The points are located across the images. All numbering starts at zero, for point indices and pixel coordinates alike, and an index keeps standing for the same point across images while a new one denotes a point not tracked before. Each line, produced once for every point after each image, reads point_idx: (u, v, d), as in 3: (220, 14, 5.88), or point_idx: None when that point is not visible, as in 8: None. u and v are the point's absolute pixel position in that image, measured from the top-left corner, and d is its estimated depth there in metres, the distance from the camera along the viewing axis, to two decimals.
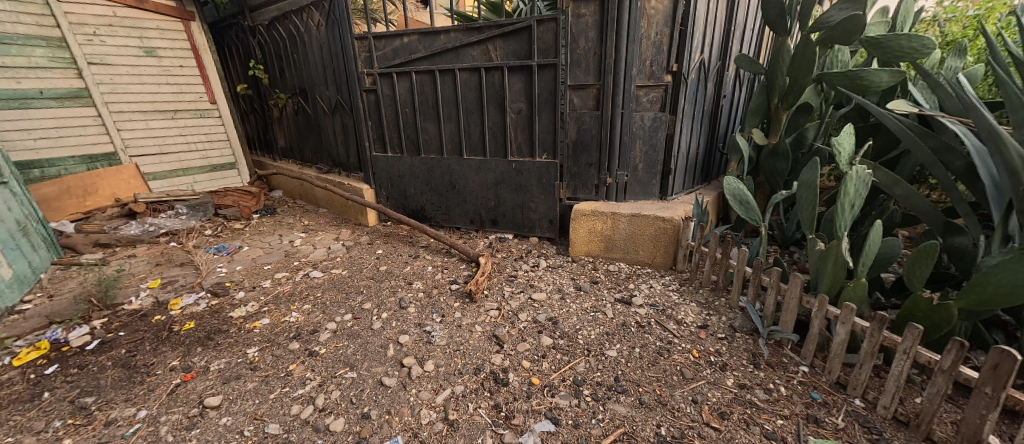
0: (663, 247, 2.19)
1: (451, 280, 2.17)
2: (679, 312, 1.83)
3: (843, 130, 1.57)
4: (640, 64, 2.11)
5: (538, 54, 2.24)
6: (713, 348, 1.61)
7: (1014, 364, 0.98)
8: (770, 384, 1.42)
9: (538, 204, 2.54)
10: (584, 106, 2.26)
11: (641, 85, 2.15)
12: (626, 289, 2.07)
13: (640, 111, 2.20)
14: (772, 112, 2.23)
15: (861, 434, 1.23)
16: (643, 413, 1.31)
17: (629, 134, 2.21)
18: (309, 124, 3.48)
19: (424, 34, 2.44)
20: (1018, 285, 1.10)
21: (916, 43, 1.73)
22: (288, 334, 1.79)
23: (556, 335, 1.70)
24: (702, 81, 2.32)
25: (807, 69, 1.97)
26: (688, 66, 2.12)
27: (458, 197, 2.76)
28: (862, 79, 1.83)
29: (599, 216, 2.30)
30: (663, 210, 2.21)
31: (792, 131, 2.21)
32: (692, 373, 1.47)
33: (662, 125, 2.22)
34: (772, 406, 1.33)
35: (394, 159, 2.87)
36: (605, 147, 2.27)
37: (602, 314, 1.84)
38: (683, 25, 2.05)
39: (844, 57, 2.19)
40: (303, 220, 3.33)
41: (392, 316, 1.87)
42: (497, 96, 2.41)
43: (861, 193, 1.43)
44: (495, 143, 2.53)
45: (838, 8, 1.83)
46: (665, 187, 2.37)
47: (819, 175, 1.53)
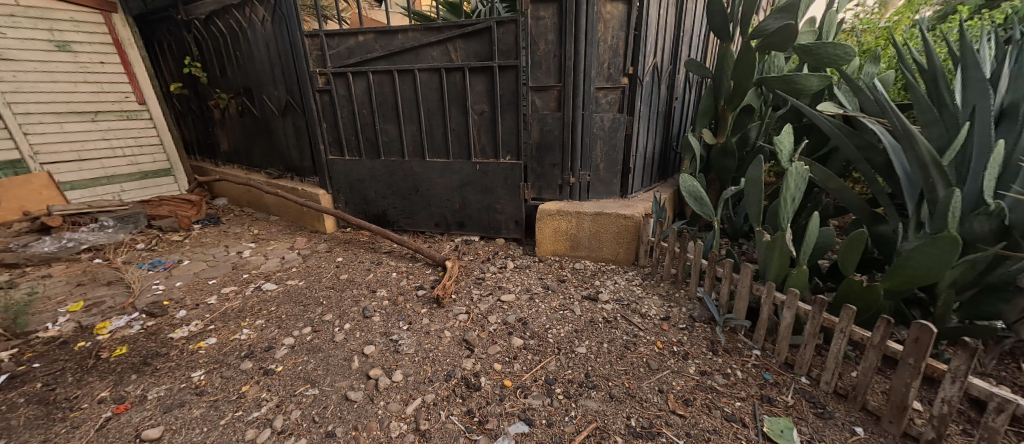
0: (625, 243, 2.26)
1: (417, 286, 2.11)
2: (643, 306, 1.90)
3: (782, 130, 1.70)
4: (598, 67, 2.18)
5: (499, 56, 2.23)
6: (675, 338, 1.68)
7: (930, 336, 1.10)
8: (728, 369, 1.51)
9: (504, 205, 2.54)
10: (546, 107, 2.29)
11: (600, 88, 2.22)
12: (592, 286, 2.11)
13: (600, 113, 2.27)
14: (719, 114, 2.37)
15: (808, 409, 1.34)
16: (613, 406, 1.34)
17: (589, 135, 2.28)
18: (256, 127, 3.26)
19: (380, 33, 2.36)
20: (930, 267, 1.24)
21: (840, 51, 1.91)
22: (239, 353, 1.66)
23: (526, 335, 1.70)
24: (656, 84, 2.42)
25: (749, 74, 2.11)
26: (643, 69, 2.20)
27: (422, 200, 2.69)
28: (797, 84, 1.99)
29: (564, 215, 2.34)
30: (625, 207, 2.28)
31: (737, 131, 2.36)
32: (658, 364, 1.53)
33: (621, 126, 2.29)
34: (730, 389, 1.41)
35: (351, 163, 2.75)
36: (568, 147, 2.31)
37: (571, 311, 1.87)
38: (637, 30, 2.13)
39: (779, 63, 2.38)
40: (251, 230, 3.11)
41: (356, 326, 1.79)
42: (458, 97, 2.38)
43: (801, 188, 1.55)
44: (458, 144, 2.50)
45: (774, 17, 1.99)
46: (626, 185, 2.45)
47: (763, 171, 1.64)
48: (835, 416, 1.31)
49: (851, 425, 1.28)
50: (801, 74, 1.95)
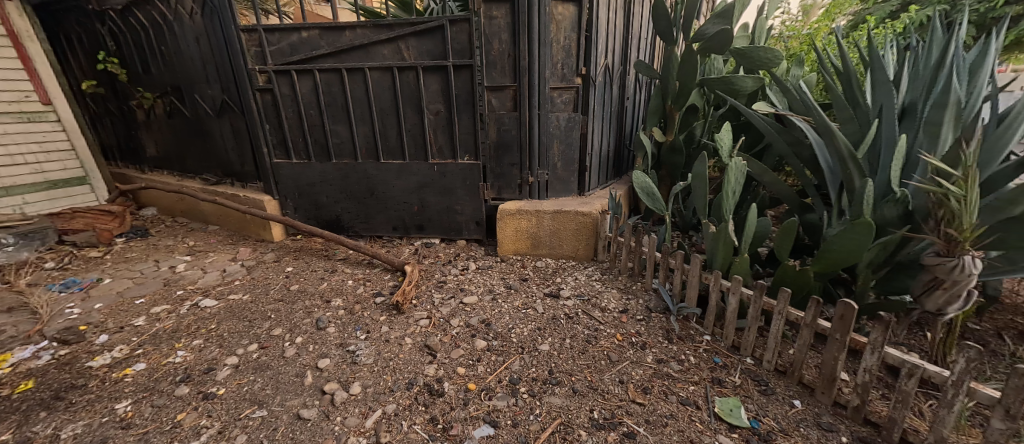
0: (584, 240, 2.32)
1: (375, 293, 2.04)
2: (602, 300, 1.97)
3: (722, 128, 1.81)
4: (552, 67, 2.21)
5: (453, 55, 2.20)
6: (634, 329, 1.75)
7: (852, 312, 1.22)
8: (682, 355, 1.60)
9: (464, 206, 2.52)
10: (502, 107, 2.29)
11: (554, 87, 2.26)
12: (554, 283, 2.15)
13: (556, 112, 2.30)
14: (667, 113, 2.49)
15: (754, 387, 1.45)
16: (576, 401, 1.37)
17: (546, 135, 2.31)
18: (188, 129, 3.00)
19: (325, 29, 2.25)
20: (850, 250, 1.38)
21: (769, 55, 2.07)
22: (174, 378, 1.52)
23: (490, 336, 1.70)
24: (608, 84, 2.50)
25: (692, 75, 2.23)
26: (595, 70, 2.26)
27: (378, 203, 2.60)
28: (734, 85, 2.13)
29: (524, 214, 2.35)
30: (583, 205, 2.34)
31: (684, 130, 2.49)
32: (618, 355, 1.59)
33: (576, 125, 2.35)
34: (685, 375, 1.49)
35: (299, 165, 2.60)
36: (526, 146, 2.33)
37: (533, 310, 1.89)
38: (588, 32, 2.18)
39: (718, 65, 2.54)
40: (186, 241, 2.86)
41: (309, 339, 1.70)
42: (412, 97, 2.32)
43: (740, 183, 1.67)
44: (414, 145, 2.44)
45: (712, 22, 2.12)
46: (583, 183, 2.52)
47: (707, 167, 1.75)
48: (777, 392, 1.42)
49: (791, 399, 1.40)
50: (737, 76, 2.10)
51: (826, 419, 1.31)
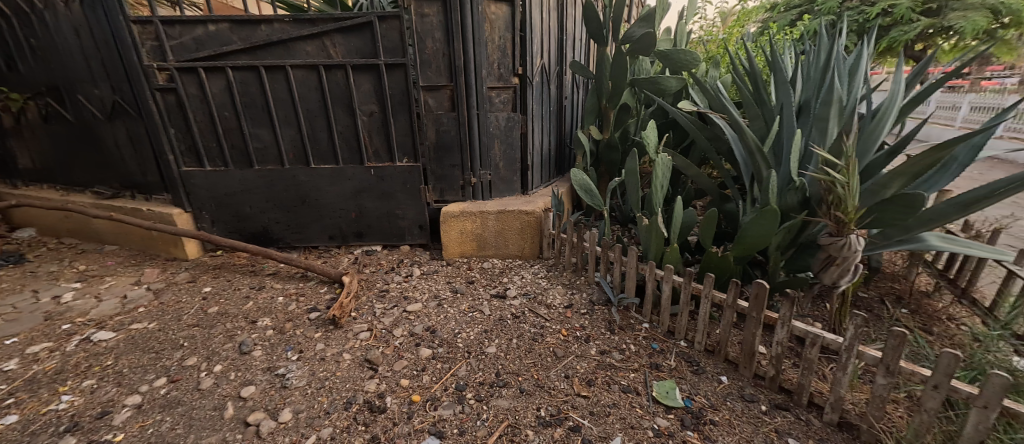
0: (529, 238, 2.35)
1: (310, 309, 1.92)
2: (548, 297, 2.01)
3: (648, 125, 1.92)
4: (489, 67, 2.21)
5: (384, 53, 2.12)
6: (578, 323, 1.81)
7: (763, 290, 1.36)
8: (623, 344, 1.68)
9: (406, 210, 2.44)
10: (440, 107, 2.25)
11: (492, 87, 2.25)
12: (500, 283, 2.16)
13: (495, 112, 2.31)
14: (602, 112, 2.59)
15: (687, 368, 1.55)
16: (523, 401, 1.38)
17: (486, 135, 2.30)
18: (72, 135, 2.60)
19: (237, 22, 2.06)
20: (762, 235, 1.53)
21: (689, 57, 2.23)
22: (58, 428, 1.31)
23: (435, 344, 1.67)
24: (545, 83, 2.55)
25: (623, 75, 2.34)
26: (531, 70, 2.30)
27: (311, 212, 2.44)
28: (660, 85, 2.27)
29: (468, 216, 2.33)
30: (526, 203, 2.37)
31: (618, 128, 2.60)
32: (563, 351, 1.63)
33: (515, 125, 2.37)
34: (626, 363, 1.57)
35: (216, 173, 2.36)
36: (466, 147, 2.31)
37: (479, 312, 1.88)
38: (523, 31, 2.22)
39: (646, 67, 2.69)
40: (78, 265, 2.48)
41: (230, 367, 1.55)
42: (343, 97, 2.20)
43: (667, 177, 1.78)
44: (348, 148, 2.31)
45: (638, 26, 2.23)
46: (525, 182, 2.55)
47: (637, 163, 1.84)
48: (707, 371, 1.54)
49: (719, 375, 1.52)
50: (662, 77, 2.23)
51: (749, 391, 1.45)
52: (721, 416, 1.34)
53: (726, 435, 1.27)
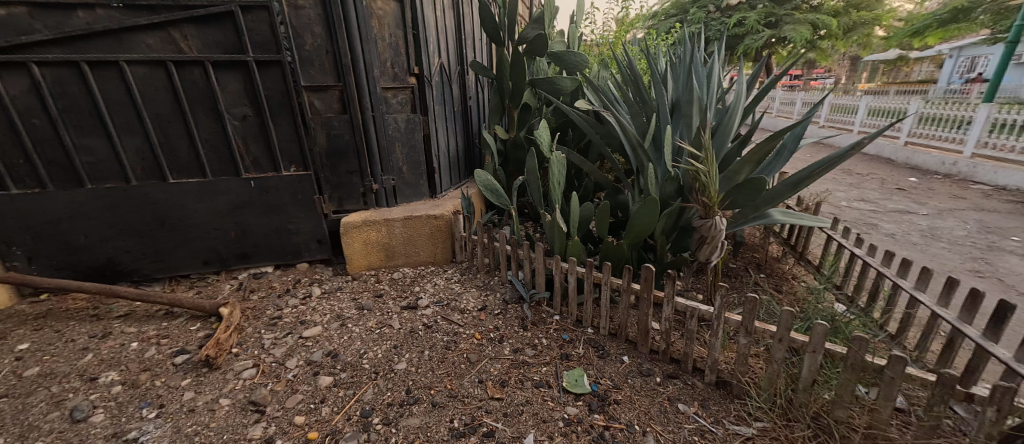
0: (440, 243, 2.30)
1: (178, 351, 1.64)
2: (461, 302, 1.98)
3: (542, 124, 1.99)
4: (381, 66, 2.11)
5: (253, 49, 1.89)
6: (492, 325, 1.81)
7: (649, 272, 1.50)
8: (535, 340, 1.72)
9: (299, 224, 2.21)
10: (328, 109, 2.08)
11: (386, 87, 2.15)
12: (412, 293, 2.07)
13: (393, 113, 2.20)
14: (506, 111, 2.61)
15: (594, 354, 1.65)
16: (436, 414, 1.34)
17: (385, 138, 2.19)
18: None
19: (40, 6, 1.67)
20: (647, 222, 1.67)
21: (580, 58, 2.35)
22: None
23: (337, 369, 1.54)
24: (446, 83, 2.50)
25: (522, 76, 2.38)
26: (428, 69, 2.25)
27: (177, 235, 2.09)
28: (556, 85, 2.35)
29: (372, 225, 2.20)
30: (434, 207, 2.31)
31: (523, 127, 2.65)
32: (477, 355, 1.62)
33: (417, 126, 2.29)
34: (537, 358, 1.61)
35: (30, 196, 1.88)
36: (364, 151, 2.16)
37: (388, 328, 1.78)
38: (415, 29, 2.17)
39: (544, 67, 2.77)
40: None
41: (57, 441, 1.24)
42: (204, 99, 1.91)
43: (563, 173, 1.86)
44: (218, 158, 2.02)
45: (531, 27, 2.30)
46: (433, 186, 2.48)
47: (536, 161, 1.90)
48: (610, 353, 1.66)
49: (621, 356, 1.65)
50: (557, 77, 2.31)
51: (646, 366, 1.59)
52: (623, 394, 1.45)
53: (627, 412, 1.38)
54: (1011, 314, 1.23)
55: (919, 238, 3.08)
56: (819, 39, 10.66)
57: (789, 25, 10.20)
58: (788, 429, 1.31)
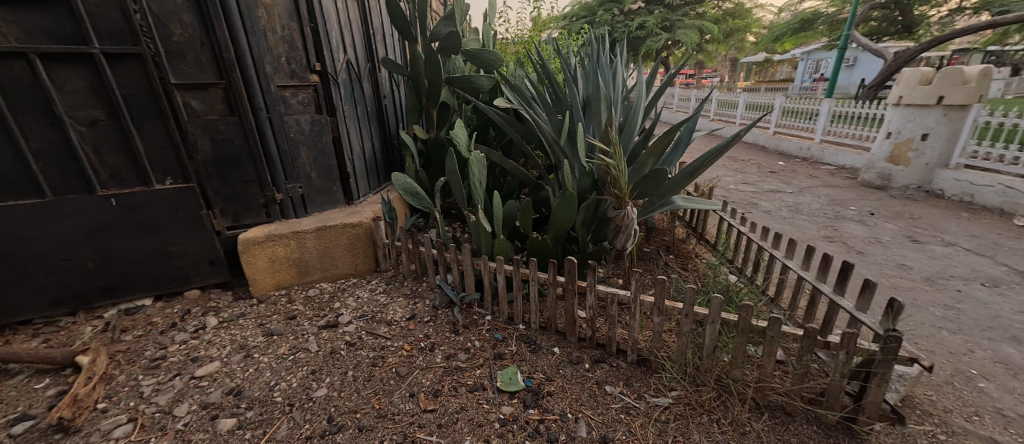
0: (360, 252, 2.14)
1: (18, 418, 1.31)
2: (387, 313, 1.87)
3: (459, 123, 1.93)
4: (275, 61, 1.90)
5: (102, 39, 1.57)
6: (422, 333, 1.74)
7: (573, 265, 1.55)
8: (467, 343, 1.69)
9: (184, 245, 1.91)
10: (211, 111, 1.82)
11: (282, 86, 1.95)
12: (331, 310, 1.91)
13: (294, 114, 2.00)
14: (424, 110, 2.49)
15: (526, 350, 1.66)
16: (364, 439, 1.24)
17: (286, 141, 1.97)
18: None
19: None
20: (567, 216, 1.72)
21: (495, 57, 2.32)
22: None
23: (242, 408, 1.36)
24: (354, 81, 2.33)
25: (437, 74, 2.27)
26: (331, 65, 2.08)
27: (8, 272, 1.67)
28: (473, 83, 2.29)
29: (278, 240, 1.97)
30: (351, 215, 2.15)
31: (443, 125, 2.55)
32: (407, 368, 1.54)
33: (324, 128, 2.10)
34: (470, 362, 1.58)
35: None
36: (261, 157, 1.92)
37: (304, 352, 1.62)
38: (313, 21, 1.98)
39: (460, 64, 2.69)
40: None
41: None
42: (33, 100, 1.55)
43: (483, 172, 1.84)
44: (61, 172, 1.65)
45: (443, 24, 2.22)
46: (349, 192, 2.31)
47: (455, 162, 1.84)
48: (542, 347, 1.69)
49: (552, 348, 1.68)
50: (474, 76, 2.25)
51: (576, 354, 1.65)
52: (555, 386, 1.48)
53: (560, 402, 1.41)
54: (852, 271, 1.49)
55: (788, 213, 3.63)
56: (705, 42, 12.00)
57: (681, 29, 11.36)
58: (697, 393, 1.45)
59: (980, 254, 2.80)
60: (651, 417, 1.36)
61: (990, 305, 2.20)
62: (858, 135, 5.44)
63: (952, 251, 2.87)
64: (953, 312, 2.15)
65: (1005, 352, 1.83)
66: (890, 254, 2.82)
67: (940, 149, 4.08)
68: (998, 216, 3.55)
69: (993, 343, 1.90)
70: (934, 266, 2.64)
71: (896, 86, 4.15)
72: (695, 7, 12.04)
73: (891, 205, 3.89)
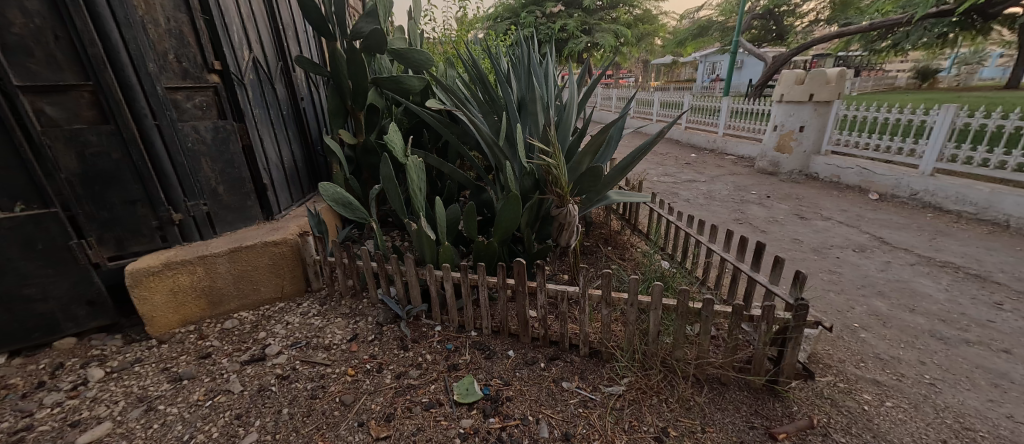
0: (286, 273, 1.92)
1: None
2: (325, 337, 1.70)
3: (392, 127, 1.81)
4: (161, 59, 1.63)
5: None
6: (367, 354, 1.61)
7: (522, 266, 1.53)
8: (418, 358, 1.60)
9: (45, 286, 1.55)
10: (78, 119, 1.50)
11: (172, 88, 1.67)
12: (256, 342, 1.69)
13: (190, 120, 1.73)
14: (350, 113, 2.30)
15: (481, 357, 1.62)
16: None
17: (183, 152, 1.69)
18: None
19: None
20: (512, 217, 1.70)
21: (425, 57, 2.20)
22: None
23: None
24: (264, 82, 2.09)
25: (362, 74, 2.10)
26: (234, 65, 1.84)
27: None
28: (403, 84, 2.16)
29: (180, 268, 1.69)
30: (271, 232, 1.91)
31: (372, 129, 2.39)
32: (353, 395, 1.41)
33: (229, 136, 1.85)
34: (423, 378, 1.49)
35: None
36: (150, 173, 1.62)
37: (225, 395, 1.40)
38: (207, 14, 1.74)
39: (386, 65, 2.53)
40: None
41: None
42: None
43: (422, 178, 1.76)
44: None
45: (364, 21, 2.05)
46: (267, 206, 2.06)
47: (391, 168, 1.73)
48: (496, 352, 1.66)
49: (507, 352, 1.66)
50: (404, 76, 2.11)
51: (530, 355, 1.65)
52: (513, 390, 1.46)
53: (520, 406, 1.39)
54: (764, 249, 1.68)
55: (704, 200, 4.03)
56: (620, 45, 12.82)
57: (598, 32, 12.07)
58: (647, 377, 1.52)
59: (850, 225, 3.35)
60: (608, 406, 1.40)
61: (862, 267, 2.65)
62: (751, 129, 6.21)
63: (830, 224, 3.40)
64: (836, 276, 2.54)
65: (876, 306, 2.21)
66: (786, 231, 3.26)
67: (814, 139, 4.83)
68: (857, 193, 4.29)
69: (867, 299, 2.28)
70: (819, 238, 3.11)
71: (778, 85, 4.86)
72: (609, 12, 12.85)
73: (780, 188, 4.51)
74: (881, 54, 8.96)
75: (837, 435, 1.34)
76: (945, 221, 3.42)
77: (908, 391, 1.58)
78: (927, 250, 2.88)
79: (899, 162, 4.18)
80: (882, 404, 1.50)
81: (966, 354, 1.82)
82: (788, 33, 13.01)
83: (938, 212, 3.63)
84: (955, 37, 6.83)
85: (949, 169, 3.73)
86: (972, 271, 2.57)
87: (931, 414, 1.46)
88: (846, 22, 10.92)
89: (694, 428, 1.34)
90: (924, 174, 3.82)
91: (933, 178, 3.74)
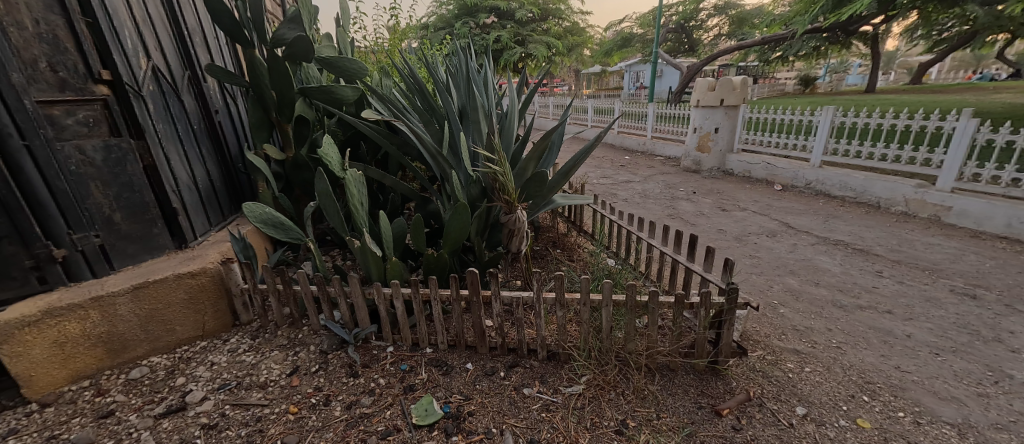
0: (206, 307, 1.71)
1: None
2: (261, 373, 1.53)
3: (325, 139, 1.69)
4: (29, 68, 1.37)
5: None
6: (311, 387, 1.47)
7: (475, 276, 1.50)
8: (369, 384, 1.49)
9: None
10: None
11: (46, 101, 1.41)
12: (174, 388, 1.47)
13: (72, 139, 1.48)
14: (275, 126, 2.11)
15: (438, 375, 1.56)
16: None
17: (64, 176, 1.43)
18: None
19: None
20: (462, 226, 1.65)
21: (356, 65, 2.08)
22: None
23: None
24: (168, 93, 1.85)
25: (286, 84, 1.93)
26: (128, 74, 1.61)
27: None
28: (334, 94, 2.02)
29: (66, 314, 1.41)
30: (186, 262, 1.69)
31: (302, 143, 2.21)
32: (299, 433, 1.28)
33: (126, 156, 1.61)
34: (376, 405, 1.39)
35: None
36: (20, 204, 1.34)
37: None
38: (88, 16, 1.50)
39: (314, 74, 2.36)
40: None
41: None
42: None
43: (362, 191, 1.66)
44: None
45: (287, 27, 1.89)
46: (180, 233, 1.82)
47: (327, 182, 1.61)
48: (453, 366, 1.60)
49: (465, 365, 1.61)
50: (335, 85, 1.98)
51: (488, 365, 1.62)
52: (475, 404, 1.42)
53: (483, 419, 1.36)
54: (698, 241, 1.80)
55: (639, 199, 4.29)
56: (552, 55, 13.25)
57: (530, 44, 12.45)
58: (604, 373, 1.57)
59: (762, 214, 3.77)
60: (569, 407, 1.42)
61: (775, 250, 2.98)
62: (673, 132, 6.77)
63: (746, 214, 3.80)
64: (757, 259, 2.84)
65: (789, 283, 2.51)
66: (713, 223, 3.58)
67: (726, 139, 5.37)
68: (764, 185, 4.85)
69: (782, 278, 2.57)
70: (739, 227, 3.46)
71: (694, 92, 5.37)
72: (539, 23, 13.22)
73: (703, 184, 4.95)
74: (773, 64, 10.25)
75: (770, 403, 1.47)
76: (834, 205, 3.98)
77: (821, 355, 1.79)
78: (824, 231, 3.33)
79: (795, 157, 4.79)
80: (803, 369, 1.69)
81: (860, 318, 2.12)
82: (698, 44, 14.41)
83: (827, 198, 4.21)
84: (825, 50, 8.04)
85: (832, 161, 4.35)
86: (858, 246, 3.02)
87: (840, 373, 1.67)
88: (743, 36, 12.35)
89: (650, 415, 1.39)
90: (814, 166, 4.41)
91: (821, 169, 4.33)
